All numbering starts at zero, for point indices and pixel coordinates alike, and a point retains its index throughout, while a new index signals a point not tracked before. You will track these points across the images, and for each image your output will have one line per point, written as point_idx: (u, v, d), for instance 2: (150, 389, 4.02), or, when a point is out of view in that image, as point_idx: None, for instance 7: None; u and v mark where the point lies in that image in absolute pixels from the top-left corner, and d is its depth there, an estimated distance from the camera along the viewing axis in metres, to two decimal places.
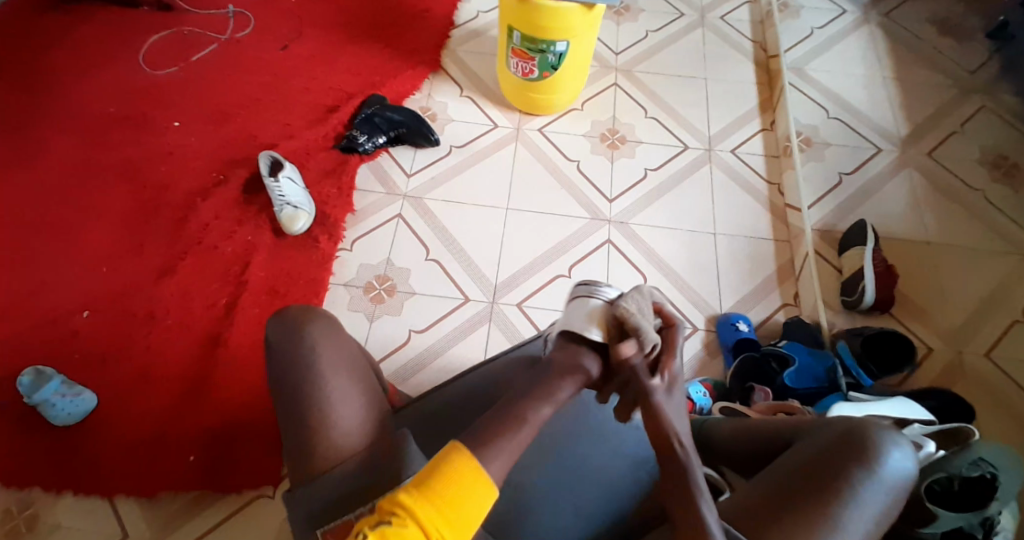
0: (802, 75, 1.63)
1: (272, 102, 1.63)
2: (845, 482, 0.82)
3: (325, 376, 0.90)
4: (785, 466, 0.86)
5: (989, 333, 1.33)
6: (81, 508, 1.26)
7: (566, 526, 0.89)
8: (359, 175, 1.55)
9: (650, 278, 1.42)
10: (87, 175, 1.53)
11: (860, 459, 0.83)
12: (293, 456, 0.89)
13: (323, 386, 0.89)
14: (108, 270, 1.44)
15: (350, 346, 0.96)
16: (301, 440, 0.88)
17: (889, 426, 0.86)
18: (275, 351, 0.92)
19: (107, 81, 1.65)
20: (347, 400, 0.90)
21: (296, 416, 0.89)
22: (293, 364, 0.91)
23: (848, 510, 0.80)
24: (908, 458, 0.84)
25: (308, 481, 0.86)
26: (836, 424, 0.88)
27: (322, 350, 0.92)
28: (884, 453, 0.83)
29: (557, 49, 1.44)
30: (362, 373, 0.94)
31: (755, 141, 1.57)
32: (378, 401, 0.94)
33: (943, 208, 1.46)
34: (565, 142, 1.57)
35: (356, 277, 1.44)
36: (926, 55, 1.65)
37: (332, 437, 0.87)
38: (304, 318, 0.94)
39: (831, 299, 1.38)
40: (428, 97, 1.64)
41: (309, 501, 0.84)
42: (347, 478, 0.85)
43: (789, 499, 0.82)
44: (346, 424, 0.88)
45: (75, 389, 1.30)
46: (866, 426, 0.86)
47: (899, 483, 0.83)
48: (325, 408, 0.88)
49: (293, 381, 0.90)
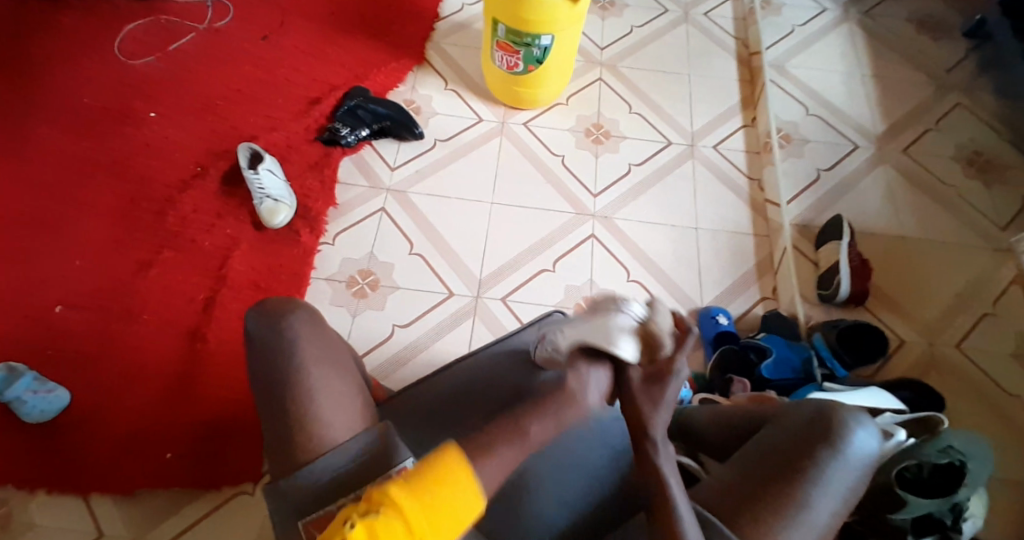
0: (784, 72, 1.65)
1: (253, 92, 1.61)
2: (810, 463, 0.82)
3: (307, 369, 0.87)
4: (755, 450, 0.87)
5: (961, 325, 1.37)
6: (56, 507, 1.24)
7: (551, 518, 0.89)
8: (341, 168, 1.53)
9: (634, 273, 1.43)
10: (62, 166, 1.49)
11: (826, 441, 0.84)
12: (273, 451, 0.86)
13: (306, 379, 0.86)
14: (84, 264, 1.41)
15: (332, 339, 0.93)
16: (284, 434, 0.84)
17: (854, 408, 0.87)
18: (256, 343, 0.88)
19: (82, 70, 1.61)
20: (330, 392, 0.86)
21: (277, 410, 0.85)
22: (275, 357, 0.87)
23: (814, 490, 0.81)
24: (873, 438, 0.85)
25: (292, 474, 0.82)
26: (803, 406, 0.90)
27: (304, 343, 0.88)
28: (849, 434, 0.84)
29: (542, 43, 1.43)
30: (345, 365, 0.92)
31: (737, 137, 1.59)
32: (360, 395, 0.91)
33: (920, 203, 1.48)
34: (549, 136, 1.57)
35: (339, 271, 1.43)
36: (904, 53, 1.69)
37: (316, 431, 0.84)
38: (284, 310, 0.90)
39: (808, 293, 1.40)
40: (412, 89, 1.63)
41: (291, 494, 0.81)
42: (332, 472, 0.82)
43: (759, 481, 0.83)
44: (328, 416, 0.85)
45: (48, 386, 1.27)
46: (832, 408, 0.87)
47: (865, 462, 0.84)
48: (308, 401, 0.85)
49: (275, 375, 0.86)
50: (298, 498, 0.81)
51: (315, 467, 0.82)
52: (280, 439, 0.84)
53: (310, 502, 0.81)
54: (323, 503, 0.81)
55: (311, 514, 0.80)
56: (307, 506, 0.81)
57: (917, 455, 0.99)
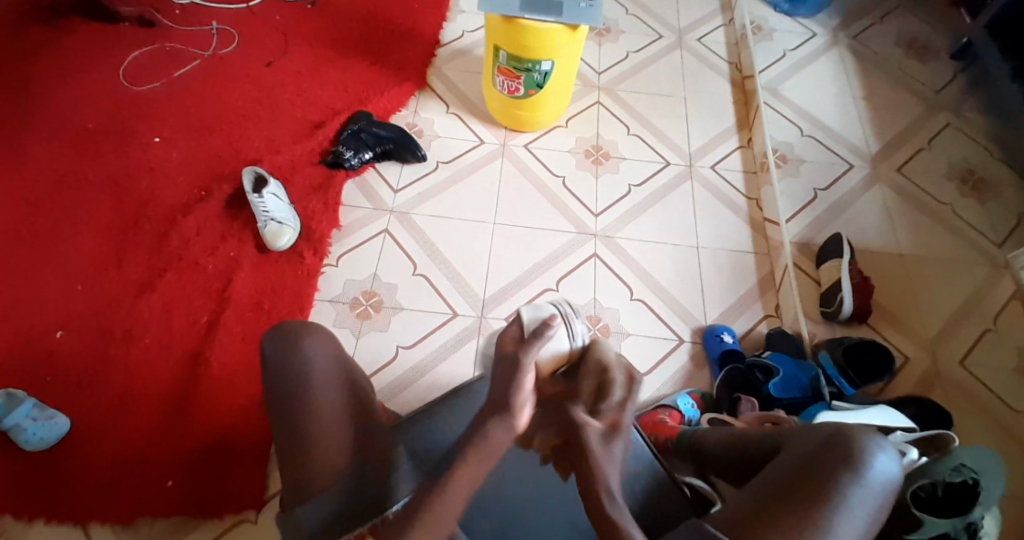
0: (777, 94, 1.69)
1: (256, 116, 1.62)
2: (834, 488, 0.85)
3: (318, 391, 0.93)
4: (772, 472, 0.90)
5: (962, 342, 1.38)
6: (53, 534, 1.21)
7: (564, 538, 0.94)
8: (345, 190, 1.54)
9: (636, 291, 1.45)
10: (63, 190, 1.49)
11: (847, 466, 0.87)
12: (285, 462, 0.92)
13: (317, 400, 0.92)
14: (86, 287, 1.40)
15: (344, 357, 0.99)
16: (296, 451, 0.90)
17: (873, 432, 0.91)
18: (272, 362, 0.94)
19: (84, 95, 1.62)
20: (338, 415, 0.92)
21: (292, 427, 0.91)
22: (289, 378, 0.93)
23: (837, 514, 0.84)
24: (892, 462, 0.88)
25: (303, 501, 0.89)
26: (821, 429, 0.93)
27: (318, 363, 0.94)
28: (870, 458, 0.87)
29: (542, 68, 1.47)
30: (356, 384, 0.97)
31: (734, 157, 1.62)
32: (370, 417, 0.96)
33: (916, 221, 1.51)
34: (549, 158, 1.60)
35: (343, 293, 1.43)
36: (892, 75, 1.73)
37: (324, 453, 0.90)
38: (301, 333, 0.95)
39: (810, 310, 1.41)
40: (414, 113, 1.65)
41: (302, 520, 0.88)
42: (343, 497, 0.89)
43: (778, 505, 0.86)
44: (334, 439, 0.91)
45: (48, 413, 1.25)
46: (852, 432, 0.90)
47: (883, 486, 0.87)
48: (317, 423, 0.91)
49: (289, 393, 0.92)
50: (310, 526, 0.88)
51: (325, 495, 0.89)
52: (292, 456, 0.91)
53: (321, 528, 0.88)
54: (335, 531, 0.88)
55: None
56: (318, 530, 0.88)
57: (929, 473, 1.03)
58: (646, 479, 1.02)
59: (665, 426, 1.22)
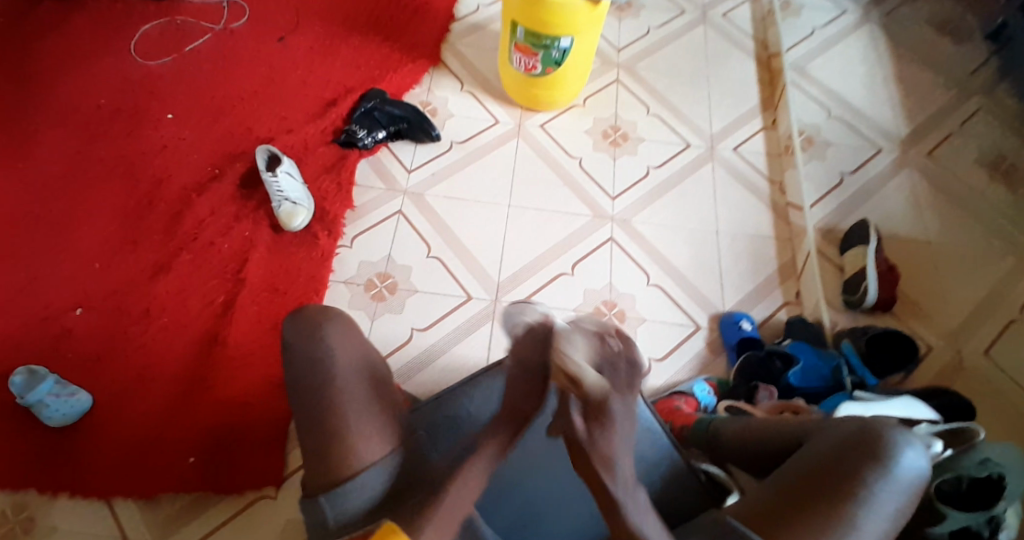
0: (803, 74, 1.64)
1: (268, 94, 1.60)
2: (859, 482, 0.85)
3: (339, 377, 0.93)
4: (795, 466, 0.89)
5: (987, 333, 1.35)
6: (75, 510, 1.24)
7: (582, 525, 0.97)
8: (359, 170, 1.52)
9: (653, 276, 1.43)
10: (79, 169, 1.49)
11: (874, 460, 0.86)
12: (309, 454, 0.91)
13: (339, 386, 0.92)
14: (102, 267, 1.40)
15: (365, 346, 0.99)
16: (319, 438, 0.90)
17: (900, 427, 0.89)
18: (292, 349, 0.95)
19: (97, 72, 1.61)
20: (363, 400, 0.92)
21: (315, 417, 0.91)
22: (310, 364, 0.93)
23: (862, 508, 0.83)
24: (920, 458, 0.87)
25: (330, 490, 0.87)
26: (847, 423, 0.92)
27: (339, 351, 0.95)
28: (897, 452, 0.86)
29: (561, 45, 1.42)
30: (377, 374, 0.97)
31: (757, 139, 1.57)
32: (394, 406, 0.96)
33: (943, 208, 1.47)
34: (566, 138, 1.56)
35: (357, 275, 1.42)
36: (923, 54, 1.67)
37: (350, 440, 0.89)
38: (321, 320, 0.97)
39: (832, 298, 1.39)
40: (429, 91, 1.62)
41: (329, 510, 0.87)
42: (370, 487, 0.88)
43: (802, 499, 0.85)
44: (361, 425, 0.90)
45: (70, 389, 1.26)
46: (879, 426, 0.89)
47: (910, 482, 0.86)
48: (340, 409, 0.91)
49: (310, 380, 0.93)
50: (336, 516, 0.87)
51: (354, 483, 0.87)
52: (315, 443, 0.90)
53: (348, 517, 0.87)
54: (362, 520, 0.87)
55: (350, 528, 0.87)
56: (344, 519, 0.87)
57: (955, 467, 1.02)
58: (663, 469, 1.02)
59: (681, 414, 1.21)
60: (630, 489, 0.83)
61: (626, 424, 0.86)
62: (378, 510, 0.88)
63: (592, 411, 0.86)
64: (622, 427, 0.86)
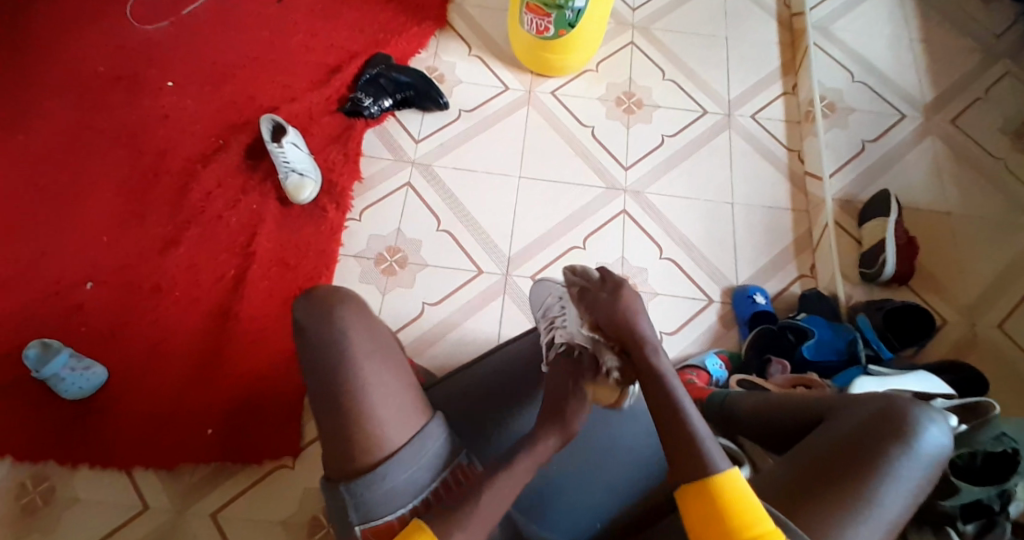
0: (827, 35, 1.57)
1: (270, 60, 1.55)
2: (882, 459, 0.85)
3: (358, 362, 0.87)
4: (817, 443, 0.89)
5: (1004, 305, 1.33)
6: (98, 480, 1.27)
7: (598, 502, 0.98)
8: (365, 141, 1.49)
9: (666, 250, 1.40)
10: (81, 139, 1.46)
11: (897, 437, 0.86)
12: (326, 441, 0.87)
13: (358, 372, 0.87)
14: (110, 241, 1.39)
15: (379, 326, 0.93)
16: (337, 427, 0.86)
17: (924, 404, 0.89)
18: (305, 333, 0.89)
19: (95, 36, 1.56)
20: (384, 385, 0.87)
21: (331, 404, 0.86)
22: (325, 348, 0.88)
23: (885, 485, 0.83)
24: (944, 435, 0.87)
25: (350, 480, 0.85)
26: (869, 400, 0.92)
27: (353, 335, 0.89)
28: (921, 430, 0.86)
29: (576, 5, 1.37)
30: (393, 354, 0.92)
31: (776, 105, 1.52)
32: (411, 386, 0.91)
33: (965, 177, 1.43)
34: (578, 106, 1.52)
35: (367, 249, 1.41)
36: (953, 13, 1.59)
37: (371, 429, 0.85)
38: (333, 301, 0.91)
39: (849, 270, 1.37)
40: (435, 56, 1.57)
41: (350, 501, 0.84)
42: (390, 478, 0.84)
43: (824, 476, 0.85)
44: (383, 413, 0.86)
45: (85, 363, 1.27)
46: (902, 403, 0.89)
47: (933, 458, 0.86)
48: (361, 397, 0.86)
49: (326, 365, 0.88)
50: (357, 506, 0.84)
51: (374, 476, 0.84)
52: (333, 432, 0.86)
53: (369, 510, 0.84)
54: (383, 512, 0.84)
55: (371, 520, 0.84)
56: (365, 512, 0.84)
57: (971, 442, 1.03)
58: None
59: (693, 387, 1.21)
60: (658, 356, 0.88)
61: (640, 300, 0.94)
62: (398, 502, 0.85)
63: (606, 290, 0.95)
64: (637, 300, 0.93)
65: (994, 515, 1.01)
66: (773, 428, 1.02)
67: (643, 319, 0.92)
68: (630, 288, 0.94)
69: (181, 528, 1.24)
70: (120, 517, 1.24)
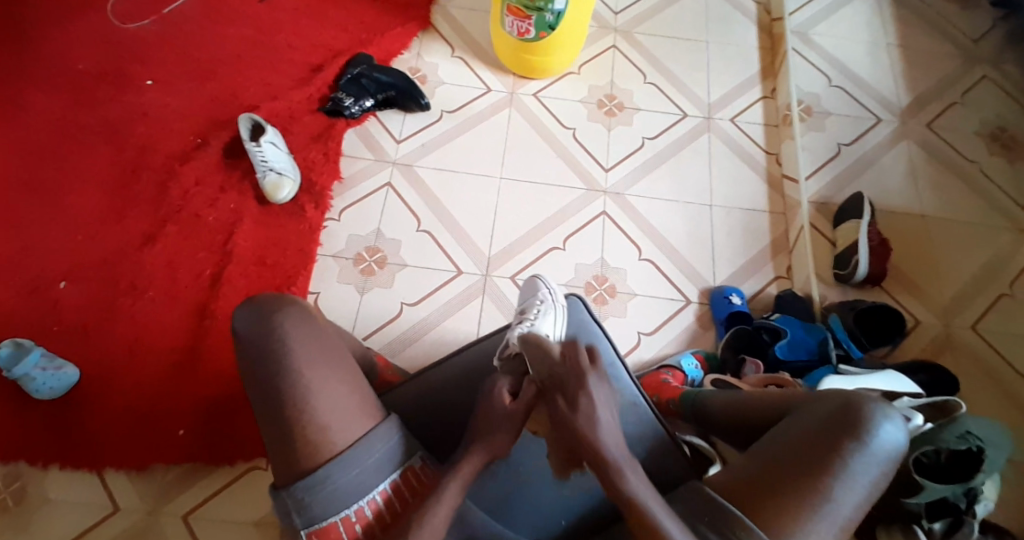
0: (806, 40, 1.58)
1: (252, 58, 1.54)
2: (837, 456, 0.85)
3: (302, 370, 0.88)
4: (775, 441, 0.90)
5: (978, 306, 1.34)
6: (68, 481, 1.25)
7: (569, 498, 0.97)
8: (346, 140, 1.49)
9: (645, 251, 1.41)
10: (60, 135, 1.45)
11: (851, 434, 0.86)
12: (275, 450, 0.88)
13: (300, 379, 0.88)
14: (86, 239, 1.38)
15: (327, 331, 0.94)
16: (284, 432, 0.87)
17: (881, 400, 0.90)
18: (247, 343, 0.90)
19: (75, 33, 1.55)
20: (329, 391, 0.88)
21: (272, 409, 0.88)
22: (265, 357, 0.89)
23: (840, 482, 0.84)
24: (899, 430, 0.88)
25: (293, 483, 0.85)
26: (831, 396, 0.92)
27: (293, 339, 0.89)
28: (874, 426, 0.87)
29: (556, 7, 1.36)
30: (342, 359, 0.92)
31: (755, 109, 1.54)
32: (360, 387, 0.92)
33: (940, 182, 1.45)
34: (560, 108, 1.52)
35: (346, 248, 1.40)
36: (930, 20, 1.61)
37: (315, 432, 0.86)
38: (275, 307, 0.91)
39: (824, 272, 1.38)
40: (418, 57, 1.57)
41: (293, 504, 0.85)
42: (333, 481, 0.85)
43: (778, 475, 0.86)
44: (327, 417, 0.87)
45: (57, 363, 1.26)
46: (860, 400, 0.89)
47: (888, 455, 0.87)
48: (306, 402, 0.87)
49: (272, 373, 0.88)
50: (301, 511, 0.85)
51: (316, 477, 0.85)
52: (281, 436, 0.87)
53: (313, 513, 0.85)
54: (327, 514, 0.85)
55: (314, 523, 0.85)
56: (309, 515, 0.85)
57: (934, 440, 1.04)
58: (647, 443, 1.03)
59: (669, 387, 1.23)
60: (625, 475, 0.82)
61: (606, 393, 0.85)
62: (341, 503, 0.85)
63: (567, 384, 0.85)
64: (599, 398, 0.84)
65: (961, 514, 1.04)
66: (738, 426, 1.04)
67: (608, 423, 0.84)
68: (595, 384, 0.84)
69: (152, 530, 1.23)
70: (91, 518, 1.23)
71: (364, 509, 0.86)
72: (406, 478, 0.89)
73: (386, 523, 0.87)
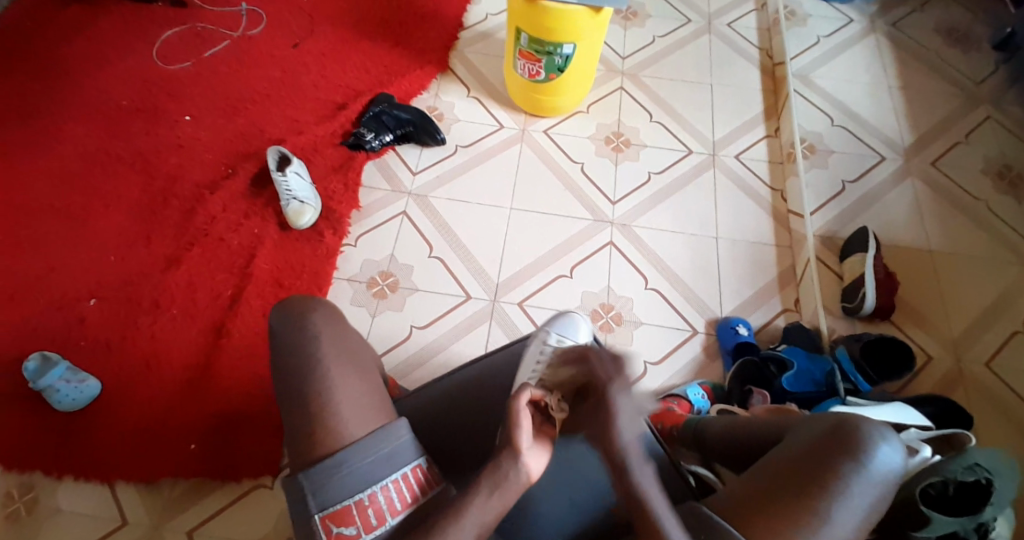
0: (808, 82, 1.65)
1: (280, 97, 1.65)
2: (835, 477, 0.84)
3: (328, 365, 0.91)
4: (774, 461, 0.89)
5: (991, 341, 1.34)
6: (81, 493, 1.27)
7: (562, 516, 0.96)
8: (365, 171, 1.57)
9: (650, 279, 1.44)
10: (100, 165, 1.55)
11: (848, 457, 0.86)
12: (291, 441, 0.90)
13: (325, 374, 0.91)
14: (117, 259, 1.45)
15: (352, 335, 0.98)
16: (292, 418, 0.89)
17: (878, 423, 0.89)
18: (275, 336, 0.94)
19: (121, 74, 1.68)
20: (348, 389, 0.91)
21: (288, 397, 0.91)
22: (290, 349, 0.93)
23: (837, 505, 0.83)
24: (896, 454, 0.87)
25: (307, 467, 0.86)
26: (824, 419, 0.92)
27: (323, 336, 0.94)
28: (872, 449, 0.86)
29: (564, 51, 1.44)
30: (364, 363, 0.95)
31: (759, 147, 1.59)
32: (377, 390, 0.95)
33: (946, 217, 1.46)
34: (568, 143, 1.59)
35: (360, 272, 1.46)
36: (931, 64, 1.67)
37: (328, 420, 0.88)
38: (306, 308, 0.96)
39: (831, 306, 1.39)
40: (436, 97, 1.66)
41: (308, 486, 0.85)
42: (347, 467, 0.86)
43: (774, 503, 0.85)
44: (345, 410, 0.89)
45: (81, 376, 1.30)
46: (856, 422, 0.89)
47: (886, 477, 0.86)
48: (319, 391, 0.90)
49: (290, 364, 0.92)
50: (315, 494, 0.85)
51: (332, 460, 0.86)
52: (291, 421, 0.89)
53: (327, 496, 0.85)
54: (341, 497, 0.85)
55: (329, 507, 0.85)
56: (323, 498, 0.85)
57: (941, 471, 1.00)
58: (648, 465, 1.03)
59: (672, 416, 1.21)
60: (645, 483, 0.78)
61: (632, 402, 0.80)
62: (355, 486, 0.85)
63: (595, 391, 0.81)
64: (625, 407, 0.79)
65: None
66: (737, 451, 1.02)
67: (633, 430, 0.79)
68: (619, 395, 0.80)
69: None
70: (100, 529, 1.25)
71: (377, 496, 0.86)
72: (417, 474, 0.89)
73: (396, 512, 0.86)
